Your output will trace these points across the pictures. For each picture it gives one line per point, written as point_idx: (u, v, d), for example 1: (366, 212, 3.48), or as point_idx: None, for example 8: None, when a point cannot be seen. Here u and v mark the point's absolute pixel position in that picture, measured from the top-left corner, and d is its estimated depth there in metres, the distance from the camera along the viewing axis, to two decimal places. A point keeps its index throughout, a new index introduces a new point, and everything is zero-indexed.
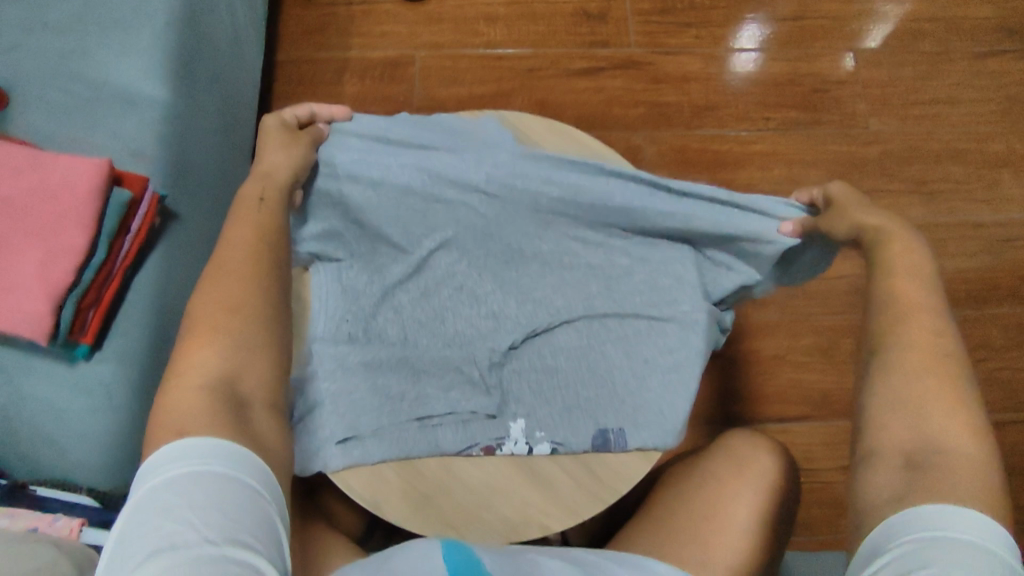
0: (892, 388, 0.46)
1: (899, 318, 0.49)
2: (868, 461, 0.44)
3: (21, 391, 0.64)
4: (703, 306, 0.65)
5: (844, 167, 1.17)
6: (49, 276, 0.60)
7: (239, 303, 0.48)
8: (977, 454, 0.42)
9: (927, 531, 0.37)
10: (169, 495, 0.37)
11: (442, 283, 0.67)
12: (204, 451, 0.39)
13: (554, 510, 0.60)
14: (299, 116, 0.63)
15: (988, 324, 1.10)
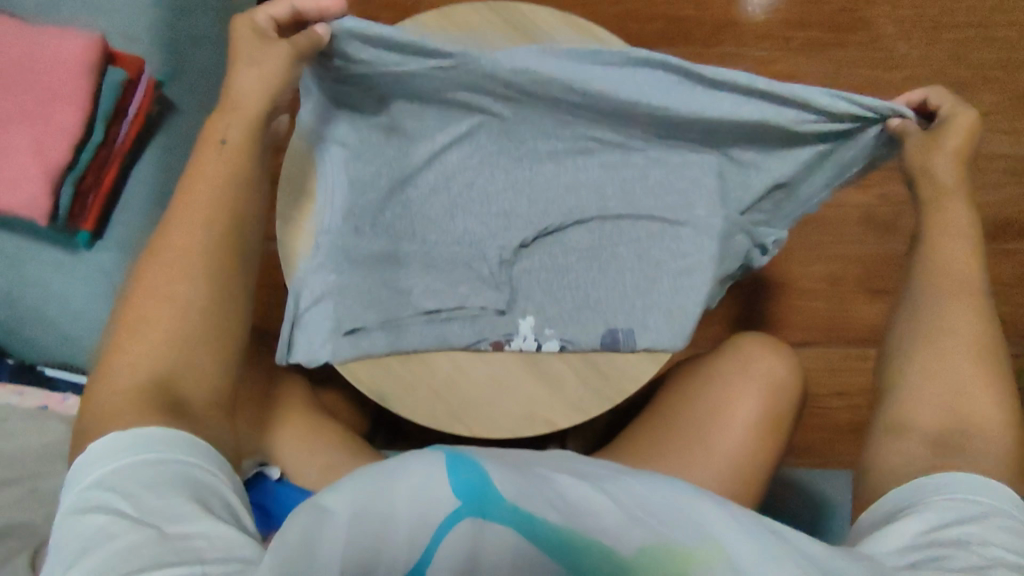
0: (923, 362, 0.46)
1: (936, 289, 0.48)
2: (891, 431, 0.45)
3: (23, 276, 0.63)
4: (722, 212, 0.63)
5: (866, 93, 1.12)
6: (48, 154, 0.59)
7: (201, 237, 0.43)
8: (1000, 426, 0.43)
9: (955, 491, 0.39)
10: (100, 492, 0.34)
11: (446, 196, 0.64)
12: (136, 439, 0.35)
13: (560, 407, 0.60)
14: (278, 17, 0.49)
15: (995, 257, 1.11)
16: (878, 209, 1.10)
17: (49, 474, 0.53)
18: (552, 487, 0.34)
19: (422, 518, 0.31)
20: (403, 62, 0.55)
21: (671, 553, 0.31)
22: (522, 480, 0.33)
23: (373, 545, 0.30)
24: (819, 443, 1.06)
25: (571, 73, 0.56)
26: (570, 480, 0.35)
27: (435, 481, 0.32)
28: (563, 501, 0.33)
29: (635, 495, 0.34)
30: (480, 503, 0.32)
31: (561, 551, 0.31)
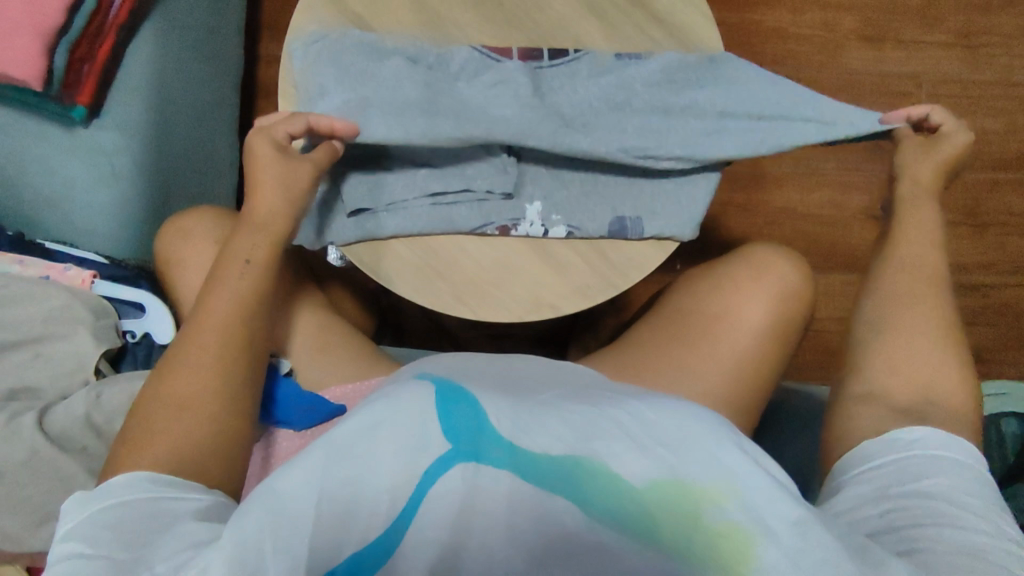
0: (891, 341, 0.50)
1: (908, 276, 0.52)
2: (862, 400, 0.49)
3: (19, 151, 0.62)
4: (734, 102, 0.60)
5: (884, 13, 1.08)
6: (42, 17, 0.58)
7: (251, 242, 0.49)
8: (962, 400, 0.47)
9: (927, 456, 0.43)
10: (87, 522, 0.37)
11: (432, 130, 0.56)
12: (118, 492, 0.39)
13: (566, 292, 0.61)
14: (293, 133, 0.54)
15: (1007, 187, 1.08)
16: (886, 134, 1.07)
17: (52, 339, 0.53)
18: (557, 419, 0.39)
19: (414, 463, 0.37)
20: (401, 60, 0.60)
21: (689, 491, 0.36)
22: (518, 413, 0.39)
23: (367, 490, 0.36)
24: (817, 367, 1.04)
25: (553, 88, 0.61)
26: (578, 409, 0.40)
27: (428, 423, 0.37)
28: (568, 432, 0.38)
29: (655, 426, 0.38)
30: (471, 448, 0.37)
31: (562, 477, 0.37)
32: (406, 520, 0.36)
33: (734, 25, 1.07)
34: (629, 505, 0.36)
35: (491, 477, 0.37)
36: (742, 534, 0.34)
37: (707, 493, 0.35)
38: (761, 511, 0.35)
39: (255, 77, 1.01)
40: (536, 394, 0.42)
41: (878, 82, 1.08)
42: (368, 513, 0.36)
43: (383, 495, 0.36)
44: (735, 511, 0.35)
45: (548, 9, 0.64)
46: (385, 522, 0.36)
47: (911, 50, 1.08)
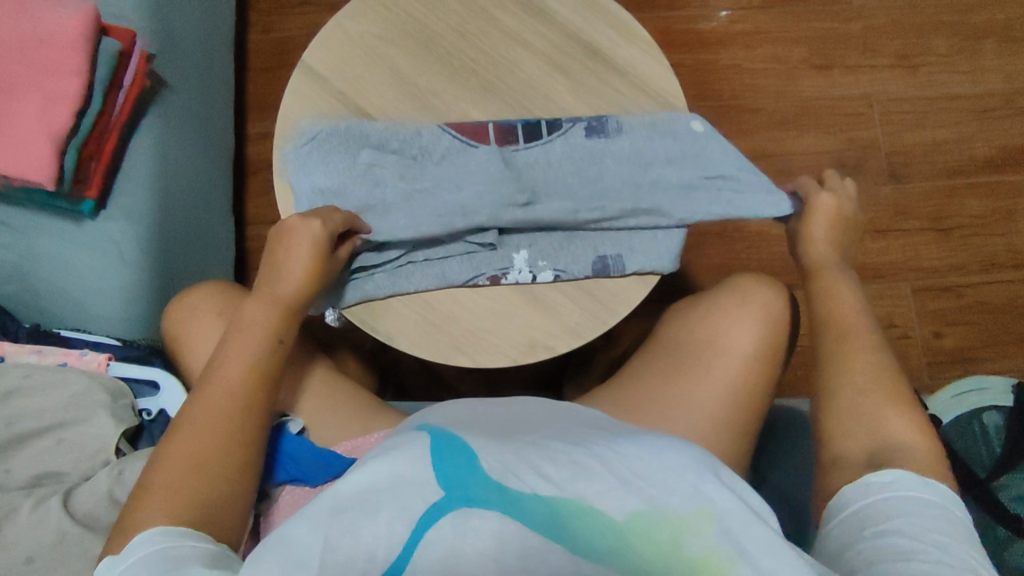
0: None
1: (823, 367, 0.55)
2: None
3: (33, 248, 0.66)
4: (686, 159, 0.67)
5: (827, 43, 1.16)
6: (52, 121, 0.60)
7: (264, 341, 0.53)
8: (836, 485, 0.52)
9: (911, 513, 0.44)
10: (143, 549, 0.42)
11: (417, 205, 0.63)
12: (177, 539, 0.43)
13: (559, 332, 0.65)
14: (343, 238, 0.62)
15: (965, 192, 1.14)
16: (845, 154, 1.14)
17: (73, 424, 0.56)
18: (547, 461, 0.41)
19: (409, 509, 0.39)
20: (383, 143, 0.66)
21: (668, 518, 0.38)
22: (507, 458, 0.42)
23: (362, 541, 0.38)
24: None
25: (519, 161, 0.66)
26: (567, 452, 0.42)
27: (424, 473, 0.40)
28: (554, 472, 0.40)
29: (635, 461, 0.41)
30: (460, 492, 0.39)
31: (548, 515, 0.39)
32: (401, 564, 0.37)
33: (691, 66, 1.14)
34: (612, 539, 0.38)
35: (479, 519, 0.38)
36: (723, 557, 0.36)
37: (687, 521, 0.38)
38: (739, 537, 0.37)
39: (246, 154, 1.07)
40: (529, 441, 0.44)
41: (831, 106, 1.15)
42: (367, 561, 0.38)
43: (380, 540, 0.38)
44: (714, 538, 0.37)
45: (518, 71, 0.69)
46: (381, 566, 0.37)
47: (858, 74, 1.16)
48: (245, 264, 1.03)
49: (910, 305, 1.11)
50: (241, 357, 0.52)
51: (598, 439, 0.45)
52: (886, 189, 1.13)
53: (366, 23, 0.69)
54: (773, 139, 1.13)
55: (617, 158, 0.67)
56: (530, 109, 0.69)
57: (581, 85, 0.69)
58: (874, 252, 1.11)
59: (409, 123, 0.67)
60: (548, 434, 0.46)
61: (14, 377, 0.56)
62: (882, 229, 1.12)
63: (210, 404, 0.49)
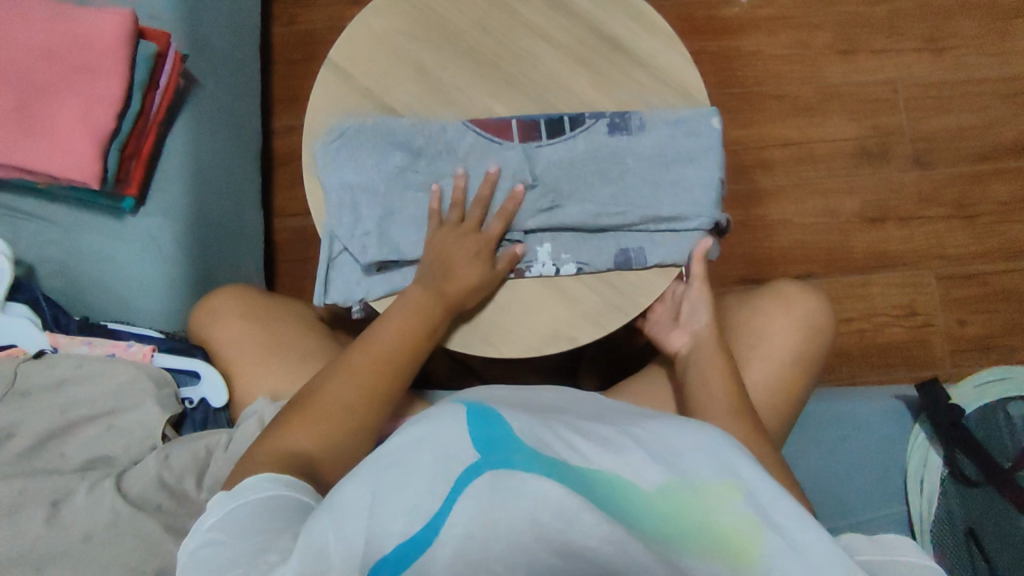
0: None
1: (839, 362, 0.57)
2: None
3: (79, 243, 0.69)
4: (709, 155, 0.68)
5: (851, 27, 1.15)
6: (96, 122, 0.63)
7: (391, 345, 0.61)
8: None
9: None
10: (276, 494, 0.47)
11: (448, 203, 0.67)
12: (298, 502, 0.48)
13: (582, 324, 0.66)
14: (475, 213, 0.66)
15: (992, 178, 1.13)
16: (869, 140, 1.12)
17: (120, 412, 0.59)
18: (579, 439, 0.43)
19: (447, 469, 0.39)
20: (409, 140, 0.67)
21: (700, 489, 0.40)
22: (535, 433, 0.42)
23: (402, 502, 0.38)
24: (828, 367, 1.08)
25: (542, 158, 0.68)
26: (598, 432, 0.44)
27: (459, 439, 0.40)
28: (587, 448, 0.42)
29: (660, 446, 0.44)
30: (495, 454, 0.39)
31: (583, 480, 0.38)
32: (438, 523, 0.37)
33: (713, 53, 1.14)
34: (644, 508, 0.39)
35: (517, 479, 0.37)
36: (750, 526, 0.39)
37: (717, 492, 0.40)
38: (764, 510, 0.40)
39: (273, 147, 1.09)
40: (560, 420, 0.46)
41: (855, 92, 1.13)
42: (407, 518, 0.37)
43: (422, 498, 0.38)
44: (742, 507, 0.40)
45: (541, 66, 0.70)
46: (422, 521, 0.37)
47: (883, 59, 1.14)
48: (273, 256, 1.06)
49: (934, 293, 1.10)
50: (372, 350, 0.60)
51: (626, 424, 0.47)
52: (911, 175, 1.12)
53: (392, 21, 0.71)
54: (796, 126, 1.12)
55: (639, 153, 0.68)
56: (553, 104, 0.70)
57: (604, 79, 0.70)
58: (898, 240, 1.11)
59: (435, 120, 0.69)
60: (574, 416, 0.48)
61: (66, 367, 0.60)
62: (905, 217, 1.11)
63: (340, 381, 0.58)
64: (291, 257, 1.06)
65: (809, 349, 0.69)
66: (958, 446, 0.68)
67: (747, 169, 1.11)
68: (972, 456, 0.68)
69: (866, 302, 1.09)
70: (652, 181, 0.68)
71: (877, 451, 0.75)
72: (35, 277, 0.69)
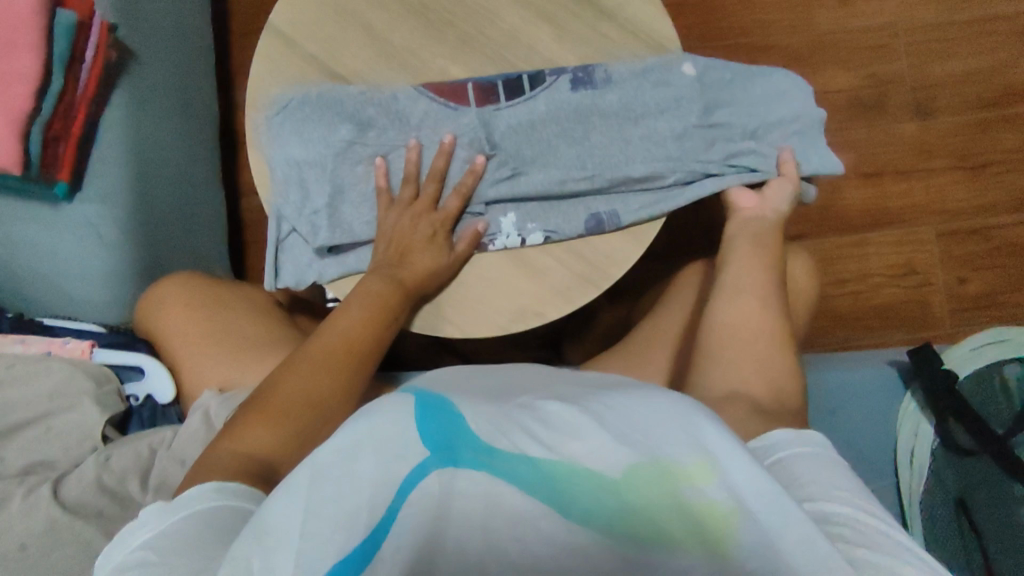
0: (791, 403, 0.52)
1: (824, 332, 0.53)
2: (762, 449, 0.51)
3: (12, 235, 0.65)
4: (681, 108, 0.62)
5: None
6: (12, 104, 0.59)
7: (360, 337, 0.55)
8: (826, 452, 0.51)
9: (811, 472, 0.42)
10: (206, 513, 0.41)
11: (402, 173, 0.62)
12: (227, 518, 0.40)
13: (550, 299, 0.62)
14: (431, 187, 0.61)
15: (997, 125, 1.06)
16: (864, 90, 1.06)
17: (58, 413, 0.56)
18: (538, 420, 0.38)
19: (391, 471, 0.35)
20: (357, 109, 0.62)
21: (669, 471, 0.35)
22: (495, 418, 0.38)
23: (341, 509, 0.34)
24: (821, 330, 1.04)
25: (500, 122, 0.63)
26: (559, 409, 0.39)
27: (406, 431, 0.36)
28: (546, 431, 0.37)
29: (633, 414, 0.38)
30: (446, 452, 0.35)
31: (539, 477, 0.35)
32: (382, 532, 0.33)
33: (697, 3, 1.07)
34: (610, 498, 0.35)
35: (467, 481, 0.35)
36: (725, 511, 0.34)
37: (687, 474, 0.35)
38: (741, 491, 0.35)
39: (234, 121, 1.04)
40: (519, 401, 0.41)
41: (849, 38, 1.06)
42: (347, 527, 0.33)
43: (362, 505, 0.34)
44: (717, 490, 0.35)
45: (498, 21, 0.64)
46: (364, 530, 0.33)
47: (880, 0, 1.07)
48: (241, 236, 1.02)
49: (934, 250, 1.05)
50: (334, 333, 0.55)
51: (590, 397, 0.41)
52: (910, 126, 1.06)
53: None
54: None
55: (606, 111, 0.63)
56: (512, 63, 0.64)
57: (566, 32, 0.64)
58: (896, 195, 1.05)
59: (385, 86, 0.64)
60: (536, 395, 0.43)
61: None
62: (905, 170, 1.06)
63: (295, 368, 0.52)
64: (259, 237, 1.02)
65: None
66: (952, 416, 0.65)
67: None
68: (967, 424, 0.64)
69: (864, 261, 1.05)
70: (621, 140, 0.62)
71: (868, 420, 0.71)
72: None
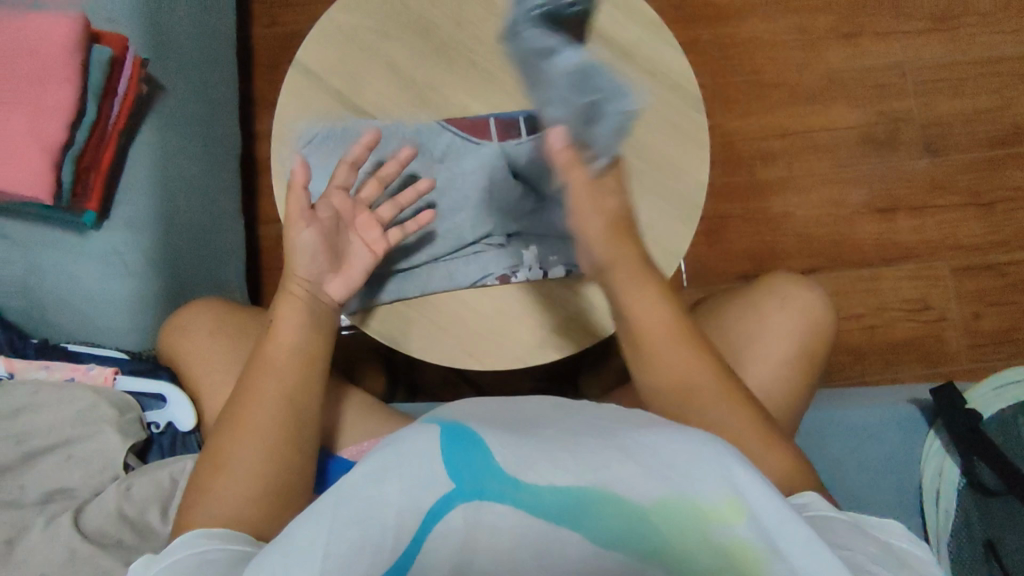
0: None
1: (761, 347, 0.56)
2: None
3: (40, 263, 0.66)
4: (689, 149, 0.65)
5: (858, 10, 1.09)
6: (45, 134, 0.59)
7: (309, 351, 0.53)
8: None
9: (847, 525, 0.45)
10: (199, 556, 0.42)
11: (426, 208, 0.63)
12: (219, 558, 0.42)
13: (571, 333, 0.62)
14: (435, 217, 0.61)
15: (1008, 163, 1.07)
16: (875, 127, 1.07)
17: (80, 440, 0.56)
18: (566, 447, 0.36)
19: (417, 502, 0.35)
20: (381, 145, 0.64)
21: (699, 511, 0.34)
22: (523, 443, 0.36)
23: (365, 539, 0.34)
24: (838, 365, 1.03)
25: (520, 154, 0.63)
26: (591, 434, 0.37)
27: (431, 461, 0.35)
28: (577, 459, 0.36)
29: (665, 451, 0.35)
30: (471, 485, 0.35)
31: (566, 509, 0.36)
32: (409, 558, 0.35)
33: (710, 40, 1.08)
34: (631, 528, 0.35)
35: (493, 512, 0.36)
36: (754, 554, 0.34)
37: (719, 515, 0.34)
38: (771, 535, 0.34)
39: (253, 153, 1.06)
40: (547, 421, 0.39)
41: (860, 77, 1.08)
42: (374, 554, 0.34)
43: (388, 534, 0.34)
44: (747, 531, 0.34)
45: None
46: (391, 559, 0.34)
47: (890, 41, 1.09)
48: (257, 265, 1.03)
49: (947, 286, 1.05)
50: (276, 369, 0.51)
51: (620, 419, 0.39)
52: (922, 163, 1.07)
53: (360, 17, 0.66)
54: (797, 115, 1.07)
55: (619, 151, 0.65)
56: (532, 101, 0.66)
57: (586, 71, 0.66)
58: (909, 231, 1.06)
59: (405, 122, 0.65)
60: (561, 409, 0.41)
61: (22, 394, 0.56)
62: (918, 206, 1.06)
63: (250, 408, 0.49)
64: (276, 266, 1.03)
65: (816, 355, 0.64)
66: (979, 456, 0.64)
67: (748, 162, 1.06)
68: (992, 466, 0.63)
69: (876, 296, 1.04)
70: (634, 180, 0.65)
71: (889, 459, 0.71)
72: None
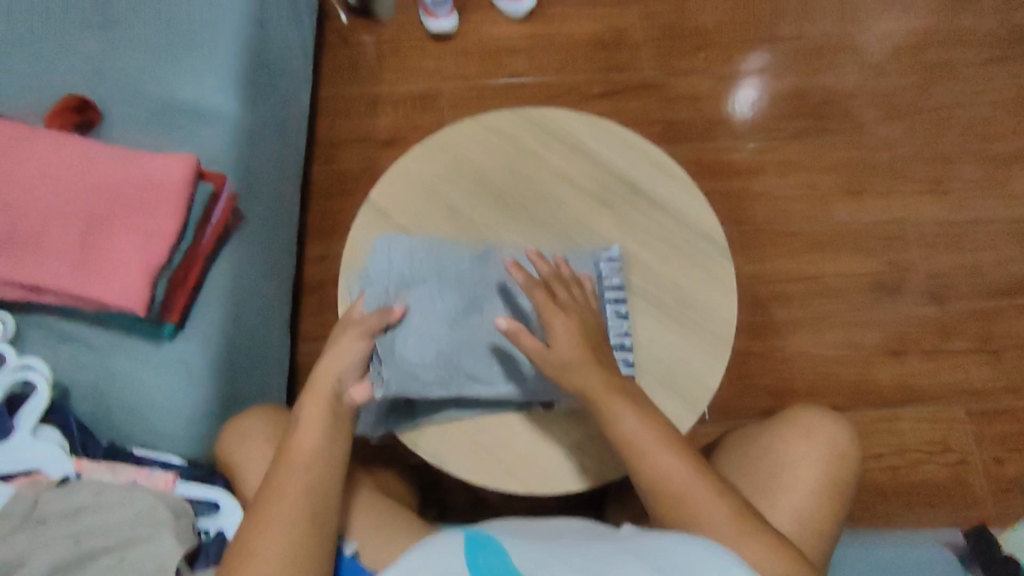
0: None
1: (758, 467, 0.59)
2: None
3: (114, 369, 0.70)
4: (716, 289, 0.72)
5: (857, 171, 1.22)
6: (149, 256, 0.67)
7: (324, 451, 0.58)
8: None
9: None
10: None
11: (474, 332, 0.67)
12: None
13: (609, 461, 0.66)
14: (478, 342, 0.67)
15: (1012, 314, 1.14)
16: (883, 275, 1.15)
17: (135, 544, 0.57)
18: (576, 559, 0.41)
19: None
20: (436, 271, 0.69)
21: None
22: (538, 556, 0.41)
23: None
24: (865, 507, 1.03)
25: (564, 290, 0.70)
26: (599, 552, 0.42)
27: (452, 560, 0.40)
28: (586, 565, 0.40)
29: (661, 555, 0.41)
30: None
31: None
32: None
33: (725, 192, 1.20)
34: None
35: None
36: None
37: None
38: None
39: (304, 273, 1.14)
40: (561, 547, 0.44)
41: (864, 229, 1.18)
42: None
43: None
44: None
45: (565, 208, 0.75)
46: None
47: (889, 199, 1.20)
48: (295, 378, 1.08)
49: (967, 430, 1.07)
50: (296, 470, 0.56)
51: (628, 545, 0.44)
52: (929, 309, 1.14)
53: (426, 166, 0.76)
54: (808, 261, 1.16)
55: (652, 290, 0.72)
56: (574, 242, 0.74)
57: (622, 218, 0.75)
58: (924, 374, 1.10)
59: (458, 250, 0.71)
60: (577, 543, 0.46)
61: (85, 496, 0.59)
62: (931, 350, 1.11)
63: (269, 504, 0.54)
64: None
65: (848, 492, 0.66)
66: None
67: (764, 302, 1.13)
68: None
69: (897, 437, 1.06)
70: (667, 316, 0.71)
71: None
72: (69, 402, 0.70)
